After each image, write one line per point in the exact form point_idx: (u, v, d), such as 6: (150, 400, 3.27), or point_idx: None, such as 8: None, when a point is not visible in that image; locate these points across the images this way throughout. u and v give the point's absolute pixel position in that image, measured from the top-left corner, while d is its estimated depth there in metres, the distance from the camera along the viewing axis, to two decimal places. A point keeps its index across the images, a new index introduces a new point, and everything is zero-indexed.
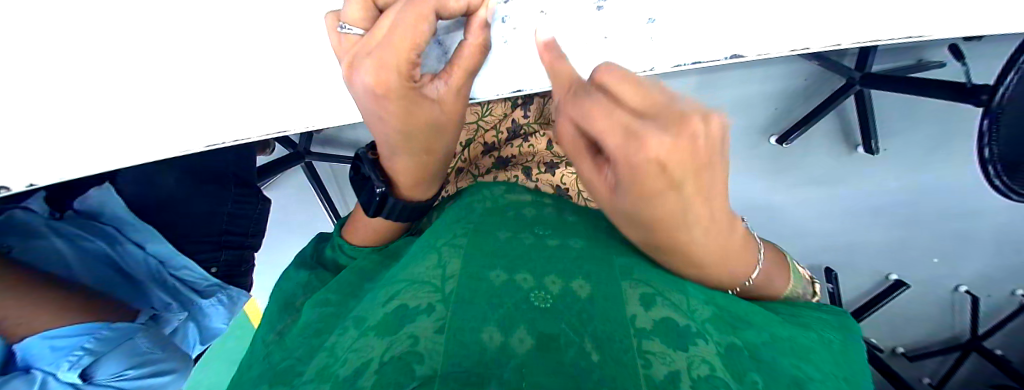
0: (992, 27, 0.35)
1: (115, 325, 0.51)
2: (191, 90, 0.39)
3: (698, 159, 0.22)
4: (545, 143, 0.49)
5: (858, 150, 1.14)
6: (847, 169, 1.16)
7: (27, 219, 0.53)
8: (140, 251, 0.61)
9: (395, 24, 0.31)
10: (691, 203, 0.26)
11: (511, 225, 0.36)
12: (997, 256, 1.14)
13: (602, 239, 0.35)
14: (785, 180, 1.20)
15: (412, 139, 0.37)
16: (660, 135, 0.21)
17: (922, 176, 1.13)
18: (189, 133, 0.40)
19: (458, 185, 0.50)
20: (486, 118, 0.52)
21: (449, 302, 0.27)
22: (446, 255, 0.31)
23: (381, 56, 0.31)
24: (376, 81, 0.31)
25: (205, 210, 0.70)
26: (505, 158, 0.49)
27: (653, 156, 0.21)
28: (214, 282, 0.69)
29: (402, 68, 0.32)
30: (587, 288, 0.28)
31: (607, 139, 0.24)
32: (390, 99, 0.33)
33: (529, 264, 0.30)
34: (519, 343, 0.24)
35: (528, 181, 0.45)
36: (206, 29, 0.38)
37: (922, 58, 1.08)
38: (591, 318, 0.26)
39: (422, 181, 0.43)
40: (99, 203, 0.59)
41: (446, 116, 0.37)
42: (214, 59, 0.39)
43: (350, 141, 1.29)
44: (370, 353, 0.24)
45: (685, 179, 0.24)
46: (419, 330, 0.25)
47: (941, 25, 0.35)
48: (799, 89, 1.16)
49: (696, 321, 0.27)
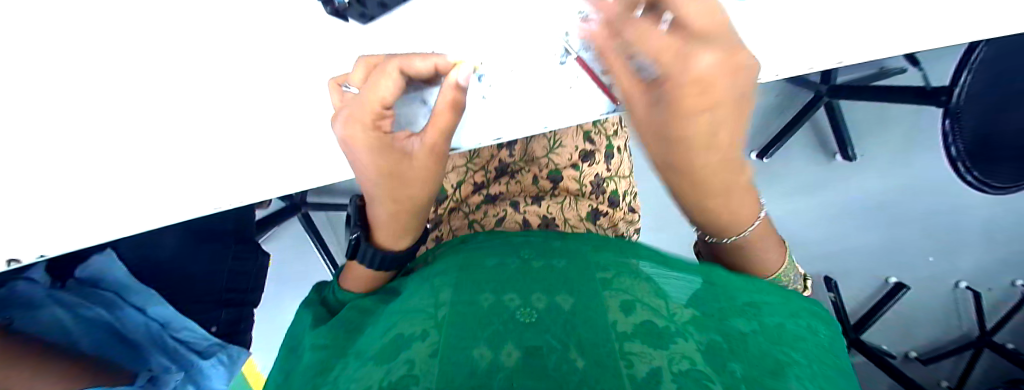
0: (914, 46, 0.40)
1: None
2: (200, 160, 0.43)
3: (737, 84, 0.27)
4: (531, 178, 0.53)
5: (837, 158, 1.19)
6: (833, 177, 1.20)
7: (30, 291, 0.54)
8: (141, 314, 0.63)
9: (366, 85, 0.37)
10: (718, 128, 0.30)
11: (500, 252, 0.38)
12: (989, 248, 1.16)
13: (586, 251, 0.38)
14: (774, 192, 1.22)
15: (381, 186, 0.41)
16: (709, 54, 0.25)
17: (899, 178, 1.17)
18: (194, 200, 0.43)
19: (451, 225, 0.52)
20: (475, 160, 0.54)
21: (442, 328, 0.29)
22: (438, 285, 0.34)
23: (350, 114, 0.37)
24: (349, 135, 0.37)
25: (205, 268, 0.72)
26: (492, 195, 0.52)
27: (699, 73, 0.25)
28: (214, 342, 0.69)
29: (365, 123, 0.37)
30: (570, 300, 0.30)
31: (658, 56, 0.26)
32: (357, 149, 0.38)
33: (515, 286, 0.33)
34: (507, 358, 0.25)
35: (516, 213, 0.48)
36: (223, 99, 0.44)
37: (881, 67, 1.15)
38: (574, 328, 0.27)
39: (401, 233, 0.46)
40: (98, 271, 0.61)
41: (415, 172, 0.40)
42: (225, 124, 0.44)
43: (346, 189, 1.32)
44: (368, 381, 0.25)
45: (720, 104, 0.28)
46: (415, 355, 0.26)
47: (868, 49, 0.39)
48: (772, 105, 1.22)
49: (676, 322, 0.28)
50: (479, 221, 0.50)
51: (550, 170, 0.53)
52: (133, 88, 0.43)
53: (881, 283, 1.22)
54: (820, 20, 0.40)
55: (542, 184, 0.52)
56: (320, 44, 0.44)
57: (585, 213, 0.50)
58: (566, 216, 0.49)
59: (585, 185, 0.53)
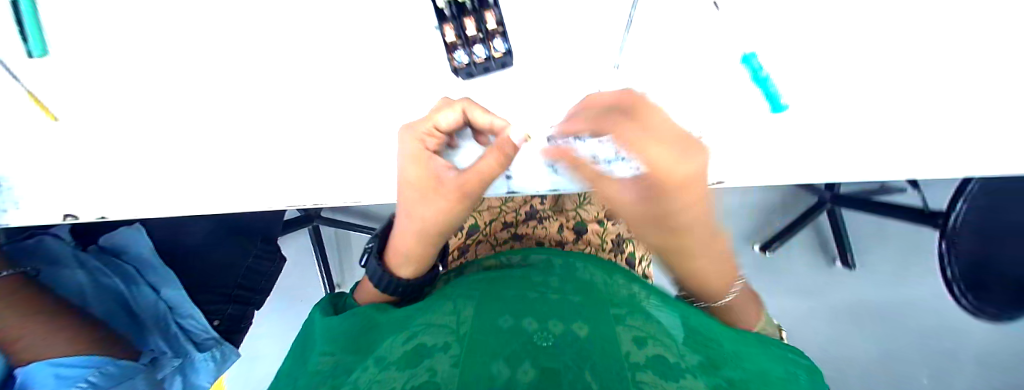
0: (908, 172, 0.47)
1: (121, 362, 0.56)
2: (281, 161, 0.50)
3: (673, 186, 0.31)
4: (556, 227, 0.58)
5: (836, 263, 1.21)
6: (835, 281, 1.21)
7: (54, 247, 0.62)
8: (152, 293, 0.66)
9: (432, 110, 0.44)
10: (671, 220, 0.34)
11: (518, 284, 0.42)
12: (983, 380, 1.16)
13: (599, 290, 0.42)
14: (775, 287, 1.23)
15: (406, 196, 0.46)
16: (689, 165, 0.31)
17: (900, 294, 1.19)
18: (270, 195, 0.50)
19: (478, 255, 0.56)
20: (508, 204, 0.60)
21: (462, 343, 0.32)
22: (459, 305, 0.38)
23: (411, 125, 0.44)
24: (399, 140, 0.44)
25: (224, 260, 0.75)
26: (519, 234, 0.58)
27: (683, 179, 0.31)
28: (212, 336, 0.70)
29: (416, 137, 0.43)
30: (585, 329, 0.34)
31: (646, 168, 0.31)
32: (404, 155, 0.44)
33: (533, 312, 0.36)
34: (524, 374, 0.27)
35: (541, 252, 0.53)
36: (319, 115, 0.49)
37: (883, 183, 1.22)
38: (589, 354, 0.30)
39: (403, 257, 0.50)
40: (125, 241, 0.67)
41: (438, 193, 0.44)
42: (317, 136, 0.50)
43: (360, 210, 1.36)
44: (394, 383, 0.28)
45: (672, 195, 0.32)
46: (436, 365, 0.29)
47: (865, 170, 0.46)
48: (776, 203, 1.27)
49: (685, 363, 0.31)
50: (504, 253, 0.53)
51: (576, 221, 0.59)
52: (245, 91, 0.50)
53: None
54: (850, 140, 0.46)
55: (565, 234, 0.57)
56: (406, 81, 0.50)
57: None
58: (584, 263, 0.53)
59: (606, 242, 0.58)
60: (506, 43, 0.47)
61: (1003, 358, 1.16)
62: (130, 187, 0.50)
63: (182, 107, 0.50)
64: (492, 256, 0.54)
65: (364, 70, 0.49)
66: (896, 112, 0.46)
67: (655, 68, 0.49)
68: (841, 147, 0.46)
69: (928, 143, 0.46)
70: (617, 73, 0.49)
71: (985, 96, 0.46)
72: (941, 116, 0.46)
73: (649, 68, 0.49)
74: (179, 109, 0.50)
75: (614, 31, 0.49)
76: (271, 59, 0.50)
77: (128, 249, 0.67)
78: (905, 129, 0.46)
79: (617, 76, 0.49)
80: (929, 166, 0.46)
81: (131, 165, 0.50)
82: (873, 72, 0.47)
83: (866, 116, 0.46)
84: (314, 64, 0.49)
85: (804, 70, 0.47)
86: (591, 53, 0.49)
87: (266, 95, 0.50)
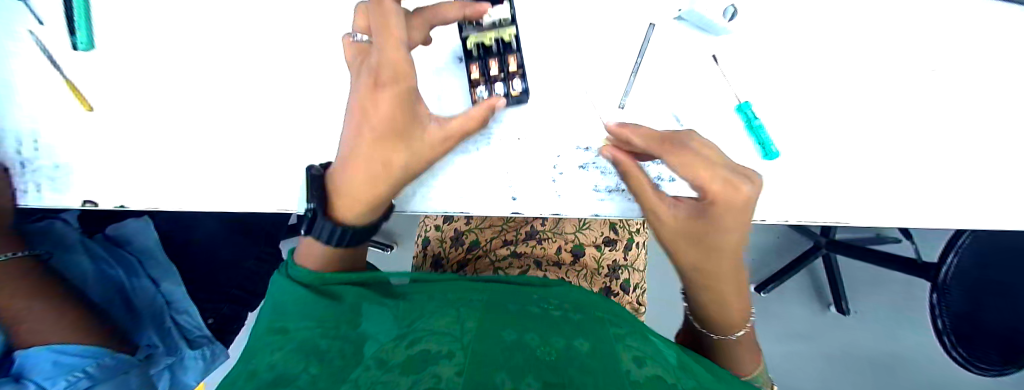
0: (889, 218, 0.49)
1: (117, 355, 0.56)
2: (297, 165, 0.53)
3: (740, 205, 0.39)
4: (555, 248, 0.60)
5: (830, 309, 1.21)
6: (829, 328, 1.21)
7: (64, 232, 0.65)
8: (152, 286, 0.70)
9: (392, 28, 0.38)
10: (726, 237, 0.40)
11: (518, 301, 0.44)
12: None
13: (595, 312, 0.43)
14: (771, 330, 1.21)
15: (378, 145, 0.41)
16: (749, 188, 0.39)
17: (893, 346, 1.19)
18: (284, 197, 0.53)
19: (478, 269, 0.59)
20: (510, 223, 0.62)
21: (465, 352, 0.33)
22: (460, 314, 0.39)
23: (382, 63, 0.38)
24: (377, 98, 0.39)
25: (228, 258, 0.80)
26: (518, 252, 0.60)
27: (745, 199, 0.38)
28: (205, 334, 0.71)
29: (393, 75, 0.38)
30: (584, 346, 0.36)
31: (713, 184, 0.39)
32: (378, 98, 0.39)
33: (534, 328, 0.38)
34: (529, 385, 0.29)
35: (539, 270, 0.57)
36: (339, 127, 0.52)
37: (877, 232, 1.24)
38: (591, 370, 0.32)
39: (363, 213, 0.45)
40: (133, 232, 0.72)
41: (416, 134, 0.42)
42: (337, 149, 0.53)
43: None
44: (399, 384, 0.28)
45: (739, 210, 0.39)
46: (440, 371, 0.30)
47: (849, 213, 0.49)
48: (771, 244, 1.28)
49: (681, 385, 0.34)
50: (505, 269, 0.57)
51: (574, 244, 0.60)
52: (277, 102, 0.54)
53: None
54: (835, 192, 0.49)
55: (563, 255, 0.60)
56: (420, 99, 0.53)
57: (597, 287, 0.59)
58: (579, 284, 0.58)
59: (601, 266, 0.61)
60: (524, 83, 0.49)
61: None
62: (151, 179, 0.53)
63: (210, 110, 0.53)
64: (491, 271, 0.57)
65: None
66: (877, 165, 0.50)
67: (660, 107, 0.51)
68: (828, 197, 0.49)
69: (900, 204, 0.50)
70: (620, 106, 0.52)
71: (964, 158, 0.50)
72: (920, 171, 0.50)
73: (653, 108, 0.51)
74: (210, 108, 0.53)
75: (621, 74, 0.52)
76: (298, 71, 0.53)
77: (141, 235, 0.73)
78: (882, 177, 0.49)
79: (621, 114, 0.51)
80: (908, 213, 0.49)
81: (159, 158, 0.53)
82: (860, 133, 0.50)
83: (850, 162, 0.49)
84: (337, 78, 0.53)
85: (798, 119, 0.50)
86: (600, 92, 0.52)
87: (289, 104, 0.53)
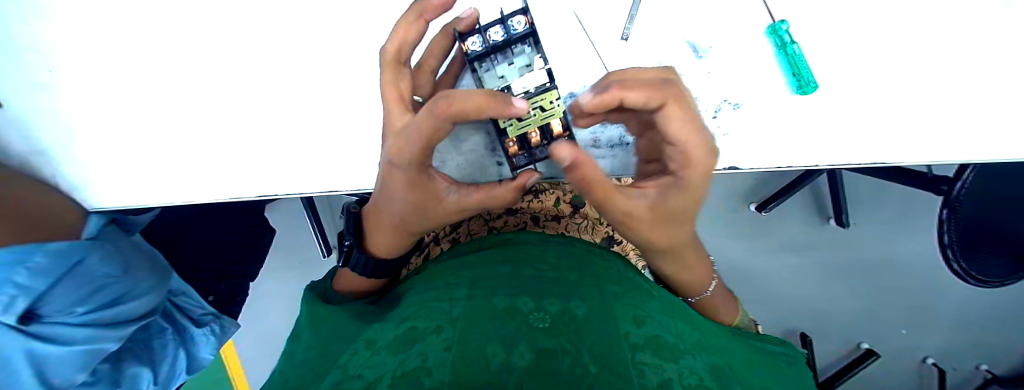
0: (916, 151, 0.45)
1: (51, 246, 0.53)
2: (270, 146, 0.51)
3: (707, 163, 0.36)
4: (554, 200, 0.56)
5: (830, 222, 1.22)
6: (825, 240, 1.23)
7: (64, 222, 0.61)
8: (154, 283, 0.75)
9: (430, 138, 0.30)
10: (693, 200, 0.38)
11: (517, 260, 0.42)
12: (959, 331, 1.20)
13: (595, 269, 0.42)
14: (768, 245, 1.24)
15: (408, 214, 0.38)
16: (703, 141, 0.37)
17: (892, 249, 1.21)
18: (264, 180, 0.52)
19: (469, 227, 0.52)
20: None
21: (455, 326, 0.31)
22: (453, 284, 0.38)
23: (406, 142, 0.31)
24: (394, 175, 0.35)
25: (214, 239, 0.86)
26: (513, 208, 0.54)
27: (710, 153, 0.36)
28: (208, 312, 0.80)
29: (417, 164, 0.33)
30: (582, 308, 0.34)
31: (697, 129, 0.34)
32: (398, 174, 0.35)
33: (529, 290, 0.36)
34: (521, 355, 0.27)
35: (536, 228, 0.50)
36: (312, 101, 0.49)
37: None
38: (587, 334, 0.31)
39: (392, 245, 0.45)
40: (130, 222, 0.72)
41: (439, 214, 0.38)
42: (326, 119, 0.50)
43: None
44: (385, 369, 0.27)
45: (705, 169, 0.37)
46: (427, 350, 0.28)
47: (866, 148, 0.45)
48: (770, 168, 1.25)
49: (682, 342, 0.33)
50: (500, 229, 0.50)
51: (575, 195, 0.56)
52: (242, 72, 0.49)
53: (852, 347, 1.24)
54: (866, 119, 0.45)
55: (563, 207, 0.55)
56: None
57: (600, 238, 0.53)
58: (581, 237, 0.51)
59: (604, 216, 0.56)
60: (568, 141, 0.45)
61: (985, 312, 1.19)
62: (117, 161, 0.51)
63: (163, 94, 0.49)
64: (485, 231, 0.50)
65: (348, 52, 0.48)
66: (910, 90, 0.44)
67: (666, 44, 0.45)
68: (849, 127, 0.45)
69: (938, 121, 0.44)
70: (625, 46, 0.45)
71: None
72: (965, 92, 0.44)
73: (662, 37, 0.45)
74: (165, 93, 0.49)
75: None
76: (250, 41, 0.48)
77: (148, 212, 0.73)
78: (914, 105, 0.44)
79: (625, 54, 0.45)
80: (940, 143, 0.45)
81: (145, 143, 0.52)
82: (906, 43, 0.43)
83: (878, 91, 0.44)
84: (295, 48, 0.48)
85: (823, 44, 0.44)
86: (599, 33, 0.45)
87: (248, 80, 0.49)
